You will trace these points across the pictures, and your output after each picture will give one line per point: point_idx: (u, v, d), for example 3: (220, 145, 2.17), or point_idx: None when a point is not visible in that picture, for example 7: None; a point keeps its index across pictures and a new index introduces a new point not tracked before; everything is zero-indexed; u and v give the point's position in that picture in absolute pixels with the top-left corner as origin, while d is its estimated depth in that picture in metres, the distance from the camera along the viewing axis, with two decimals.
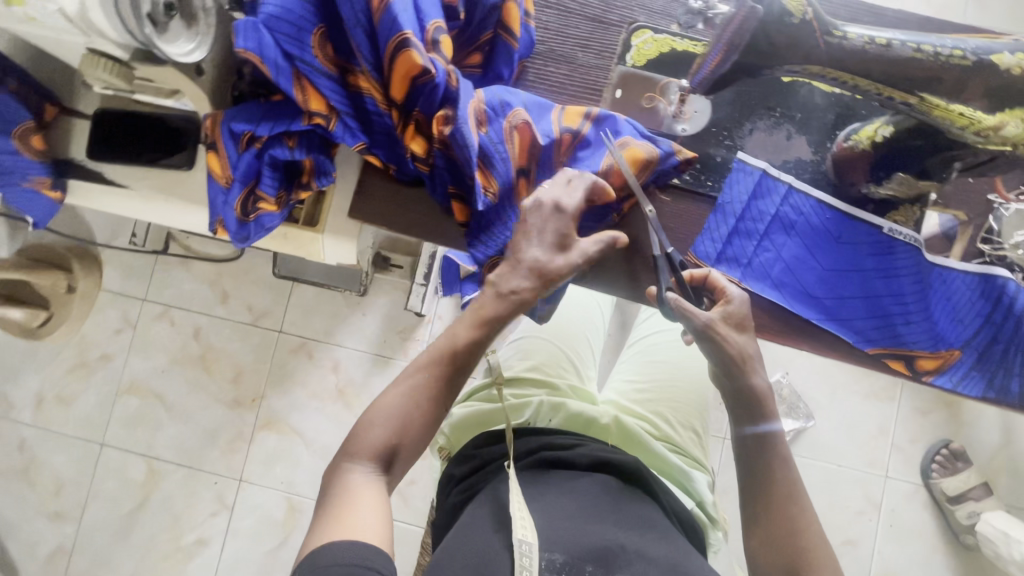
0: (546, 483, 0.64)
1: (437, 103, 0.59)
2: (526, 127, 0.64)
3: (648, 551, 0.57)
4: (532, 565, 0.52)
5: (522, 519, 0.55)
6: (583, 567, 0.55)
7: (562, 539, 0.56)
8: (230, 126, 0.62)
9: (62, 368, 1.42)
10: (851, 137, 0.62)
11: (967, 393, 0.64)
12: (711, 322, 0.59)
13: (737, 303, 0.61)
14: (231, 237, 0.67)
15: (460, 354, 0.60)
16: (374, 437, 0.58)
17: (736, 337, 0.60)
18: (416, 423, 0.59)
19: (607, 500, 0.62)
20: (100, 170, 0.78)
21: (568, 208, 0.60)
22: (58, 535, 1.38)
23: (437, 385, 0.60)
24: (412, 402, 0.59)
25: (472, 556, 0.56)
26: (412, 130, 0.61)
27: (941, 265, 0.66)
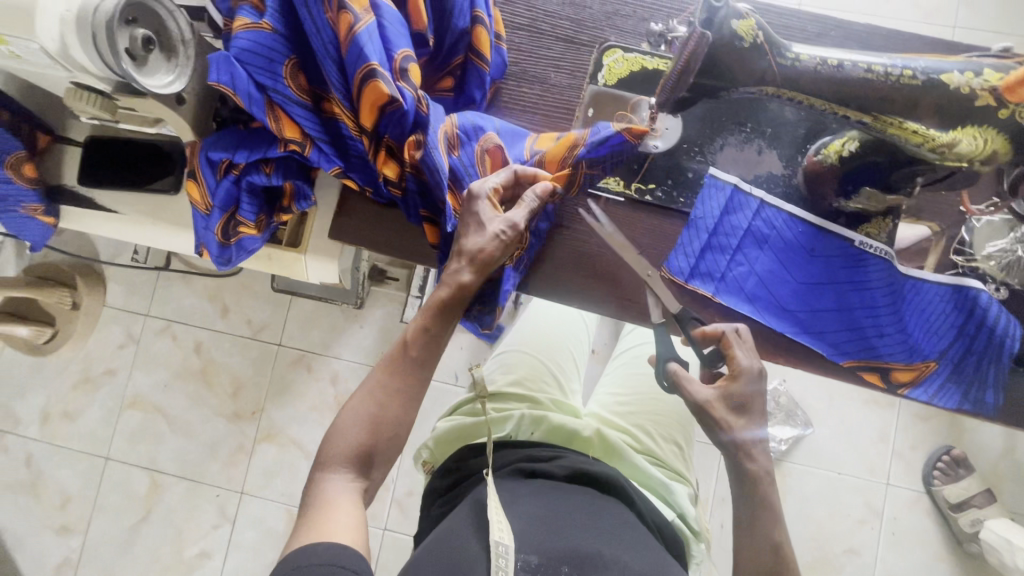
0: (525, 487, 0.64)
1: (408, 129, 0.61)
2: (497, 151, 0.66)
3: (624, 557, 0.56)
4: (507, 567, 0.52)
5: (499, 523, 0.56)
6: (559, 569, 0.54)
7: (538, 542, 0.56)
8: (208, 154, 0.63)
9: (67, 383, 1.45)
10: (820, 152, 0.63)
11: (943, 405, 0.64)
12: (709, 401, 0.60)
13: (743, 379, 0.60)
14: (214, 260, 0.68)
15: (412, 348, 0.62)
16: (345, 443, 0.59)
17: (735, 419, 0.60)
18: (386, 426, 0.61)
19: (584, 506, 0.62)
20: (92, 195, 0.80)
21: (478, 190, 0.60)
22: (65, 548, 1.41)
23: (396, 386, 0.61)
24: (377, 405, 0.61)
25: (450, 560, 0.55)
26: (384, 155, 0.63)
27: (915, 277, 0.65)
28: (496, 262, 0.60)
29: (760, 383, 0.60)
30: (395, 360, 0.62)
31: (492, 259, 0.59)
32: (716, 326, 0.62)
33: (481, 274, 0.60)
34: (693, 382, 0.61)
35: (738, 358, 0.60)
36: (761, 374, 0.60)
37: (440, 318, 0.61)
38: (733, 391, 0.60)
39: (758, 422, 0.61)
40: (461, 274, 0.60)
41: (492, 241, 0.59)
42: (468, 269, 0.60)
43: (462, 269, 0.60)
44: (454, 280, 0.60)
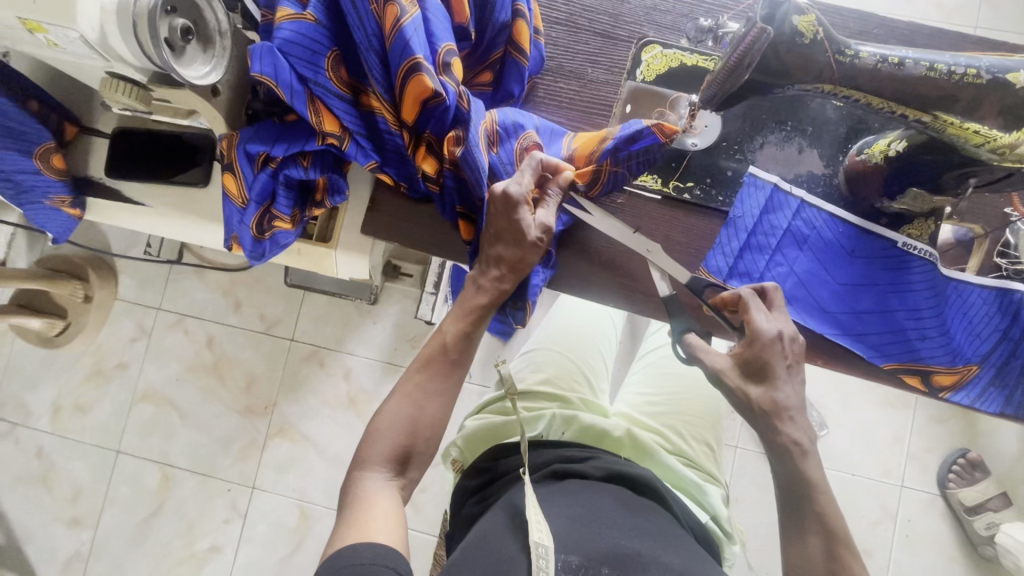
0: (559, 488, 0.64)
1: (448, 125, 0.60)
2: (536, 148, 0.65)
3: (664, 557, 0.56)
4: (549, 567, 0.51)
5: (538, 523, 0.55)
6: (600, 569, 0.53)
7: (578, 542, 0.55)
8: (246, 147, 0.63)
9: (79, 376, 1.44)
10: (864, 151, 0.62)
11: (985, 409, 0.64)
12: (723, 367, 0.57)
13: (757, 338, 0.56)
14: (248, 254, 0.68)
15: (449, 351, 0.61)
16: (383, 444, 0.58)
17: (754, 388, 0.56)
18: (424, 426, 0.60)
19: (621, 508, 0.61)
20: (118, 187, 0.79)
21: (517, 195, 0.58)
22: (76, 541, 1.40)
23: (433, 387, 0.60)
24: (414, 406, 0.60)
25: (489, 563, 0.54)
26: (423, 150, 0.62)
27: (957, 280, 0.65)
28: (532, 265, 0.60)
29: (779, 346, 0.56)
30: (432, 362, 0.61)
31: (530, 264, 0.60)
32: (733, 290, 0.61)
33: (517, 276, 0.60)
34: (708, 351, 0.58)
35: (751, 318, 0.57)
36: (782, 335, 0.56)
37: (480, 322, 0.61)
38: (748, 354, 0.56)
39: (781, 389, 0.56)
40: (500, 280, 0.60)
41: (531, 246, 0.59)
42: (504, 271, 0.60)
43: (499, 272, 0.60)
44: (493, 283, 0.60)
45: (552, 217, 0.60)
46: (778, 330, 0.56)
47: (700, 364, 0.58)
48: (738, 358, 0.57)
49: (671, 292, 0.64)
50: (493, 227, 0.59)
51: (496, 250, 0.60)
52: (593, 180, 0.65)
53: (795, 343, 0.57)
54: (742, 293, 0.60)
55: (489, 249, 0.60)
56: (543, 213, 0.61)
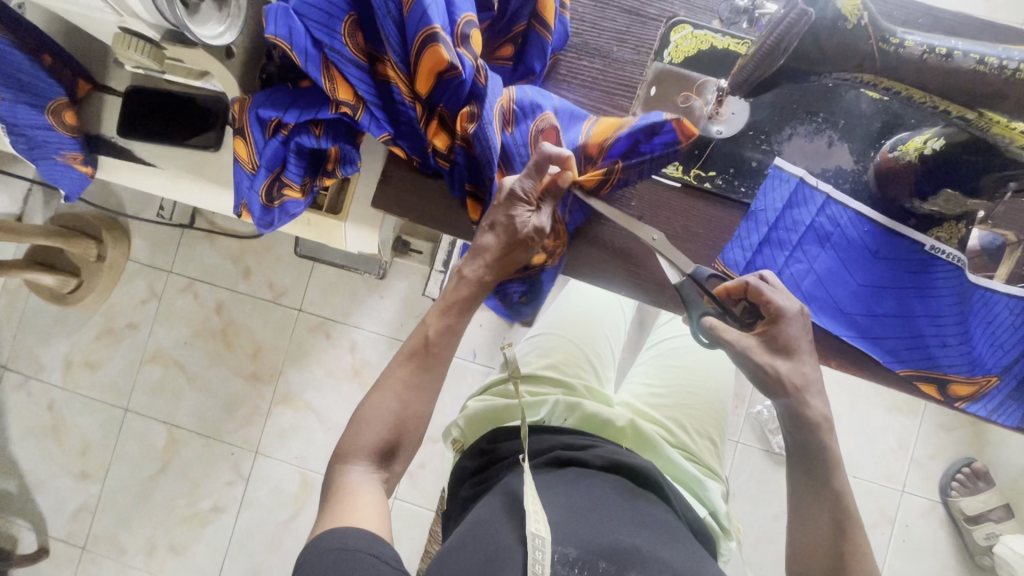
0: (556, 479, 0.63)
1: (463, 99, 0.58)
2: (553, 132, 0.63)
3: (663, 554, 0.55)
4: (545, 559, 0.51)
5: (534, 512, 0.54)
6: (597, 564, 0.52)
7: (576, 535, 0.54)
8: (258, 112, 0.61)
9: (90, 334, 1.46)
10: (897, 148, 0.59)
11: (1002, 422, 0.62)
12: (751, 346, 0.55)
13: (781, 315, 0.56)
14: (256, 222, 0.67)
15: (432, 344, 0.60)
16: (367, 438, 0.58)
17: (783, 363, 0.55)
18: (410, 421, 0.59)
19: (619, 500, 0.61)
20: (129, 147, 0.78)
21: (521, 195, 0.57)
22: (83, 493, 1.44)
23: (415, 381, 0.59)
24: (398, 401, 0.59)
25: (486, 551, 0.54)
26: (435, 125, 0.60)
27: (985, 287, 0.63)
28: (519, 263, 0.60)
29: (801, 320, 0.57)
30: (416, 355, 0.60)
31: (518, 261, 0.59)
32: (742, 279, 0.59)
33: (502, 273, 0.60)
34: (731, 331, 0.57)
35: (770, 298, 0.56)
36: (800, 307, 0.57)
37: (462, 316, 0.60)
38: (773, 330, 0.56)
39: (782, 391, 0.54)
40: (484, 273, 0.59)
41: (521, 244, 0.58)
42: (488, 267, 0.59)
43: (485, 267, 0.59)
44: (477, 278, 0.59)
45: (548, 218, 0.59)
46: (794, 307, 0.57)
47: (729, 346, 0.56)
48: (761, 338, 0.57)
49: (682, 279, 0.61)
50: (489, 221, 0.58)
51: (485, 241, 0.58)
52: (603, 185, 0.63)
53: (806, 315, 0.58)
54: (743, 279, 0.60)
55: (479, 242, 0.59)
56: (541, 211, 0.59)
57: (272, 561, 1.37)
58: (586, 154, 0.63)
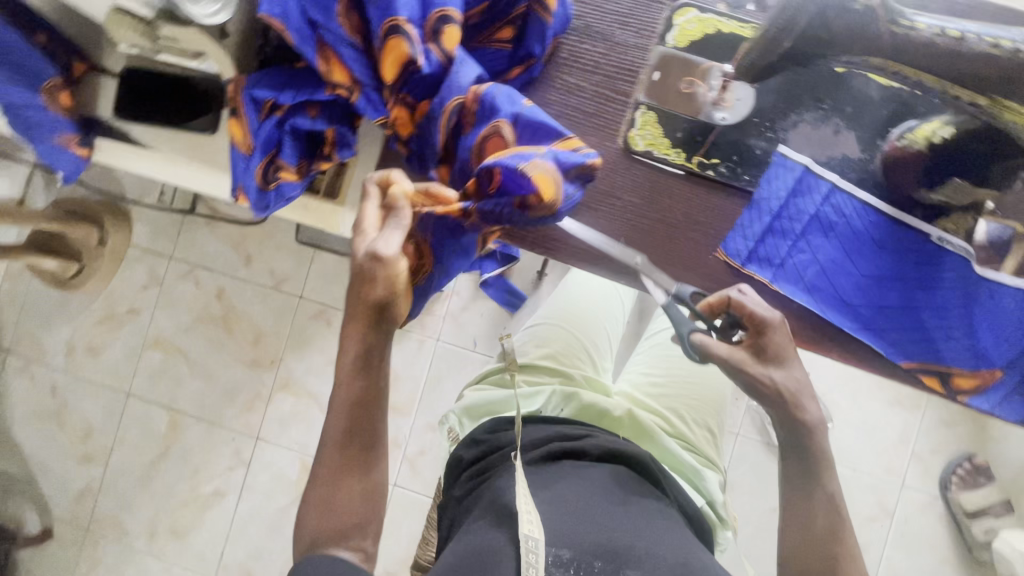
0: (551, 473, 0.62)
1: (428, 90, 0.57)
2: (498, 142, 0.56)
3: (659, 549, 0.55)
4: (539, 562, 0.50)
5: (527, 513, 0.53)
6: (592, 563, 0.52)
7: (569, 536, 0.54)
8: (253, 92, 0.61)
9: (91, 319, 1.46)
10: (904, 136, 0.58)
11: (1004, 417, 0.62)
12: (743, 360, 0.58)
13: (766, 328, 0.57)
14: (252, 206, 0.65)
15: (340, 424, 0.53)
16: (317, 524, 0.54)
17: (773, 374, 0.57)
18: (351, 496, 0.54)
19: (613, 495, 0.60)
20: (126, 130, 0.78)
21: (360, 225, 0.51)
22: (86, 476, 1.45)
23: (334, 463, 0.54)
24: (328, 484, 0.54)
25: (479, 556, 0.53)
26: (402, 113, 0.59)
27: (991, 279, 0.61)
28: (386, 299, 0.50)
29: (783, 329, 0.58)
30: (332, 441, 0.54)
31: (383, 299, 0.50)
32: (722, 295, 0.59)
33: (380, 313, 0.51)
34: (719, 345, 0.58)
35: (752, 311, 0.57)
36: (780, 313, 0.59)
37: (365, 379, 0.53)
38: (761, 342, 0.58)
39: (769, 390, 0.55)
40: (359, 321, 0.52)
41: (372, 277, 0.49)
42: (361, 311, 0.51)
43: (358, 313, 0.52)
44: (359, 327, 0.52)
45: (387, 240, 0.49)
46: (776, 314, 0.58)
47: (717, 360, 0.58)
48: (750, 350, 0.58)
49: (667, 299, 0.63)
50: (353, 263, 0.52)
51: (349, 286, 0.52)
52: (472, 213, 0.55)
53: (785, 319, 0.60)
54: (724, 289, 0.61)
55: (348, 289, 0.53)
56: (384, 237, 0.49)
57: (273, 546, 1.38)
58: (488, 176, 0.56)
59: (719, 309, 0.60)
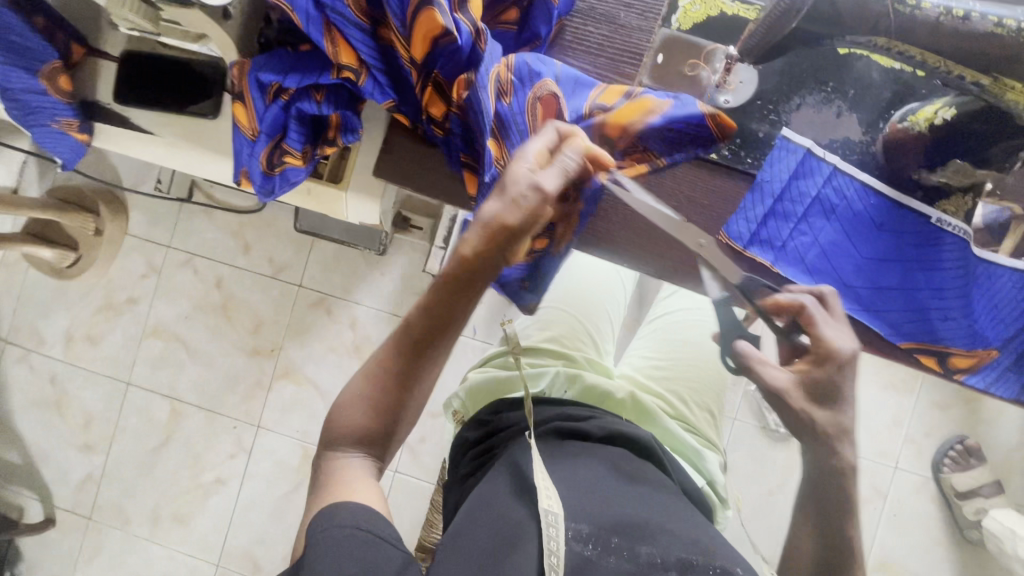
0: (560, 453, 0.62)
1: (461, 68, 0.57)
2: (552, 100, 0.61)
3: (671, 526, 0.55)
4: (558, 536, 0.51)
5: (546, 489, 0.55)
6: (609, 539, 0.52)
7: (586, 511, 0.54)
8: (258, 75, 0.60)
9: (90, 308, 1.46)
10: (906, 119, 0.59)
11: (999, 394, 0.63)
12: (786, 386, 0.56)
13: (827, 355, 0.56)
14: (257, 190, 0.66)
15: (413, 330, 0.53)
16: (347, 428, 0.54)
17: (819, 411, 0.55)
18: (389, 410, 0.54)
19: (620, 476, 0.60)
20: (125, 115, 0.77)
21: (527, 154, 0.53)
22: (88, 465, 1.46)
23: (389, 369, 0.54)
24: (372, 388, 0.54)
25: (497, 531, 0.53)
26: (432, 91, 0.59)
27: (988, 261, 0.62)
28: (519, 235, 0.52)
29: (846, 363, 0.56)
30: (394, 343, 0.54)
31: (521, 233, 0.52)
32: (794, 298, 0.59)
33: (502, 246, 0.52)
34: (764, 363, 0.58)
35: (820, 332, 0.57)
36: (852, 344, 0.57)
37: (452, 296, 0.53)
38: (816, 373, 0.56)
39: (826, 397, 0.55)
40: (481, 246, 0.52)
41: (520, 209, 0.51)
42: (486, 236, 0.52)
43: (485, 238, 0.52)
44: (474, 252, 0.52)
45: (552, 180, 0.53)
46: (847, 348, 0.56)
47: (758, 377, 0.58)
48: (803, 378, 0.56)
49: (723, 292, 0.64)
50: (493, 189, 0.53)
51: (486, 209, 0.52)
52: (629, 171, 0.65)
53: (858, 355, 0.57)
54: (803, 297, 0.59)
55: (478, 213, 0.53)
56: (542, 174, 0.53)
57: (276, 531, 1.39)
58: (592, 121, 0.63)
59: (788, 313, 0.59)
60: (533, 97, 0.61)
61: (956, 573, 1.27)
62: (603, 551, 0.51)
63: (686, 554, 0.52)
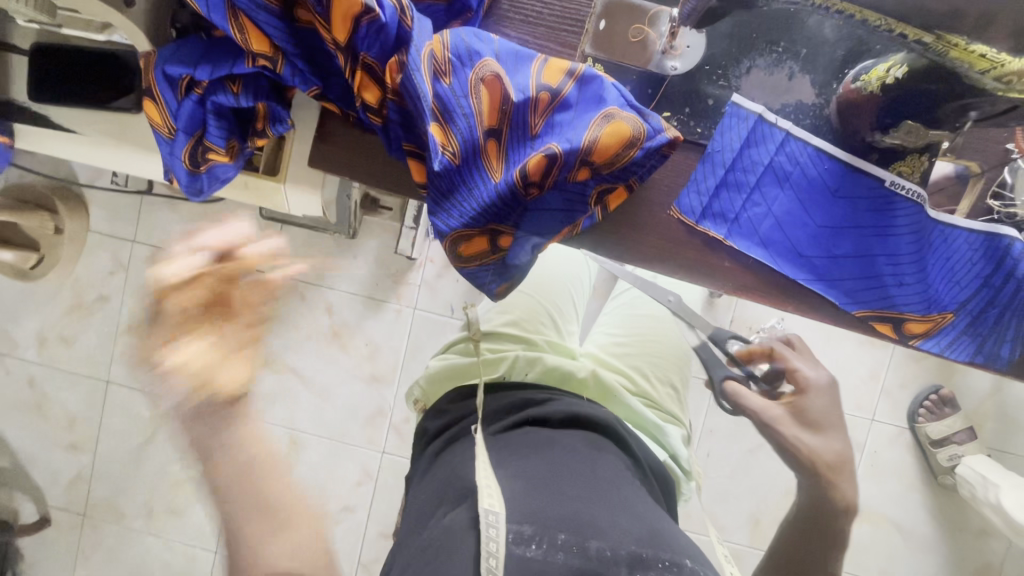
0: (511, 452, 0.61)
1: (390, 48, 0.53)
2: (495, 80, 0.56)
3: (623, 521, 0.54)
4: (497, 538, 0.50)
5: (487, 489, 0.54)
6: (556, 536, 0.51)
7: (530, 511, 0.53)
8: (165, 68, 0.56)
9: (60, 309, 1.43)
10: (860, 78, 0.56)
11: (955, 357, 0.62)
12: (776, 417, 0.70)
13: (808, 387, 0.71)
14: (185, 189, 0.63)
15: None
16: None
17: (808, 439, 0.69)
18: None
19: (570, 469, 0.59)
20: (45, 112, 0.72)
21: None
22: (76, 464, 1.45)
23: None
24: None
25: (438, 539, 0.53)
26: (362, 75, 0.54)
27: (945, 223, 0.61)
28: None
29: (823, 390, 0.72)
30: None
31: None
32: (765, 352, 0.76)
33: None
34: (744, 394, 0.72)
35: (794, 364, 0.72)
36: (823, 376, 0.73)
37: None
38: (799, 404, 0.70)
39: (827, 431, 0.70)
40: None
41: None
42: None
43: None
44: None
45: None
46: (822, 378, 0.72)
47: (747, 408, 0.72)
48: (788, 408, 0.70)
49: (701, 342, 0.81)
50: None
51: None
52: (605, 171, 0.59)
53: (830, 379, 0.74)
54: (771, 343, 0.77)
55: None
56: None
57: None
58: (539, 105, 0.57)
59: (759, 356, 0.76)
60: (475, 76, 0.55)
61: (934, 518, 1.30)
62: (550, 549, 0.50)
63: (636, 548, 0.52)
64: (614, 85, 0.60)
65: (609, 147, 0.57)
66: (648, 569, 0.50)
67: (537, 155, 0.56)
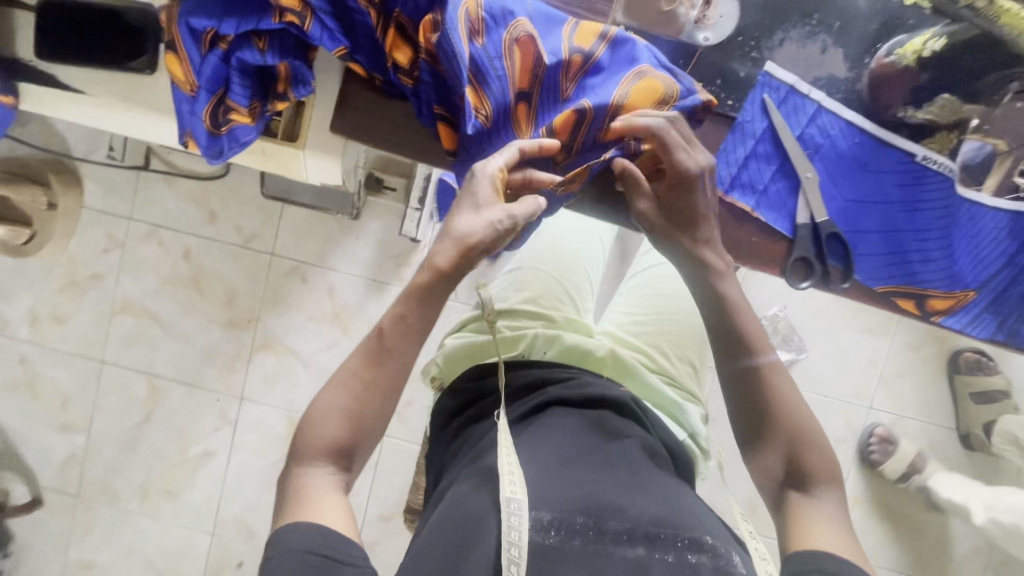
0: (534, 433, 0.62)
1: (425, 5, 0.52)
2: (529, 41, 0.55)
3: (643, 502, 0.54)
4: (520, 526, 0.49)
5: (509, 473, 0.52)
6: (574, 521, 0.51)
7: (550, 496, 0.53)
8: (188, 22, 0.54)
9: (52, 287, 1.39)
10: (894, 52, 0.56)
11: (975, 334, 0.63)
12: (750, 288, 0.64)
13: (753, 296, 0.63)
14: (204, 151, 0.62)
15: (390, 338, 0.54)
16: (318, 438, 0.53)
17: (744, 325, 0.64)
18: (365, 421, 0.54)
19: (593, 451, 0.59)
20: (51, 71, 0.69)
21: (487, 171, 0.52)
22: (68, 445, 1.42)
23: (369, 377, 0.54)
24: (350, 397, 0.54)
25: (461, 519, 0.53)
26: (394, 35, 0.53)
27: (973, 202, 0.61)
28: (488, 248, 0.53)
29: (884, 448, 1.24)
30: (368, 347, 0.55)
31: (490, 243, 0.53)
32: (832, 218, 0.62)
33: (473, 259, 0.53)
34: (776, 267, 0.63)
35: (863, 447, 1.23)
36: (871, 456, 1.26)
37: (429, 306, 0.55)
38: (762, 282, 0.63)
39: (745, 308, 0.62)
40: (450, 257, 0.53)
41: (484, 227, 0.52)
42: (453, 249, 0.53)
43: (450, 249, 0.53)
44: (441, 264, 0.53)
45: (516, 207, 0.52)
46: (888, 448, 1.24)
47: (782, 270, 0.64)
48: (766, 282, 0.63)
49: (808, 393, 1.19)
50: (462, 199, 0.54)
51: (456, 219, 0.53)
52: (635, 132, 0.58)
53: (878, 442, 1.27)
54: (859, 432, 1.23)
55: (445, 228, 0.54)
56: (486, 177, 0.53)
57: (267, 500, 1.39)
58: (571, 67, 0.57)
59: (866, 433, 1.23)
60: (508, 35, 0.54)
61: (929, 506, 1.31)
62: (568, 534, 0.51)
63: (653, 528, 0.51)
64: (647, 48, 0.59)
65: (642, 107, 0.57)
66: (664, 549, 0.50)
67: (568, 112, 0.56)
